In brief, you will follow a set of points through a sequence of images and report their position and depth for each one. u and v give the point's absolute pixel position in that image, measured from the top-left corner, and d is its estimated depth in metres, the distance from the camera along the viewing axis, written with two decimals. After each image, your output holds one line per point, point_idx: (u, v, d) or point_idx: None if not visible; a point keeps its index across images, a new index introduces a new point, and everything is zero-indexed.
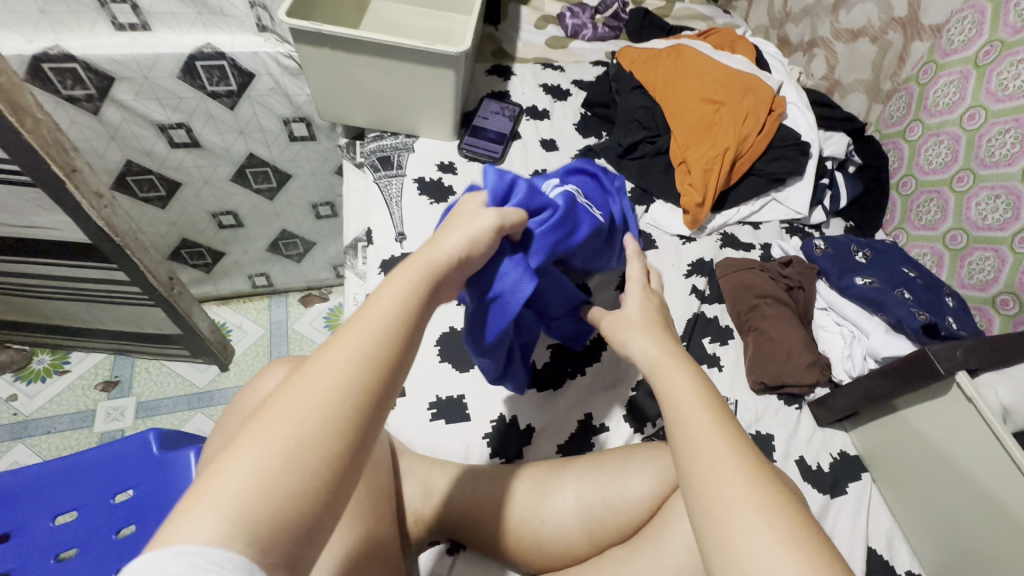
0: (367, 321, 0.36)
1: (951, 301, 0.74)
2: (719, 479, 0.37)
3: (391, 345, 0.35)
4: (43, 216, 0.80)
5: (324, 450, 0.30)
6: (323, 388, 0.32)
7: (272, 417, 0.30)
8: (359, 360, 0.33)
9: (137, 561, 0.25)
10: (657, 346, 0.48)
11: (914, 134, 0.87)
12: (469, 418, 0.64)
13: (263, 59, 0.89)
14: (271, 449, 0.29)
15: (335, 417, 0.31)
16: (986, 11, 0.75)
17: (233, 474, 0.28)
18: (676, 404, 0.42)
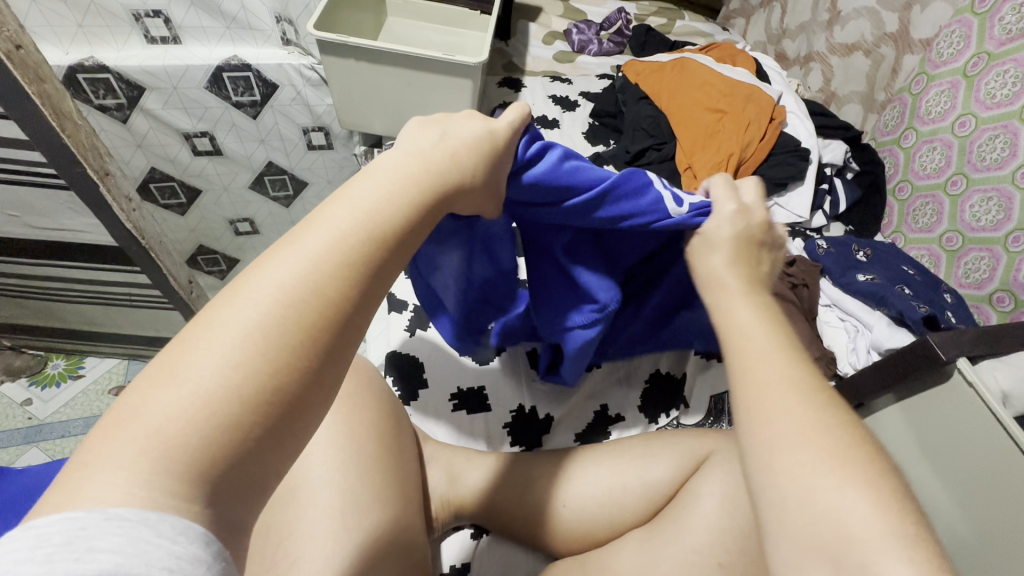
0: (331, 224, 0.29)
1: (949, 297, 0.77)
2: (761, 396, 0.33)
3: (364, 265, 0.29)
4: (74, 219, 0.83)
5: (285, 384, 0.25)
6: (274, 301, 0.26)
7: (214, 332, 0.25)
8: (322, 269, 0.28)
9: (50, 526, 0.19)
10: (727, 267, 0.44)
11: (908, 141, 0.92)
12: (490, 408, 0.67)
13: (287, 70, 0.93)
14: (219, 385, 0.24)
15: (294, 335, 0.26)
16: (973, 26, 0.80)
17: (168, 413, 0.23)
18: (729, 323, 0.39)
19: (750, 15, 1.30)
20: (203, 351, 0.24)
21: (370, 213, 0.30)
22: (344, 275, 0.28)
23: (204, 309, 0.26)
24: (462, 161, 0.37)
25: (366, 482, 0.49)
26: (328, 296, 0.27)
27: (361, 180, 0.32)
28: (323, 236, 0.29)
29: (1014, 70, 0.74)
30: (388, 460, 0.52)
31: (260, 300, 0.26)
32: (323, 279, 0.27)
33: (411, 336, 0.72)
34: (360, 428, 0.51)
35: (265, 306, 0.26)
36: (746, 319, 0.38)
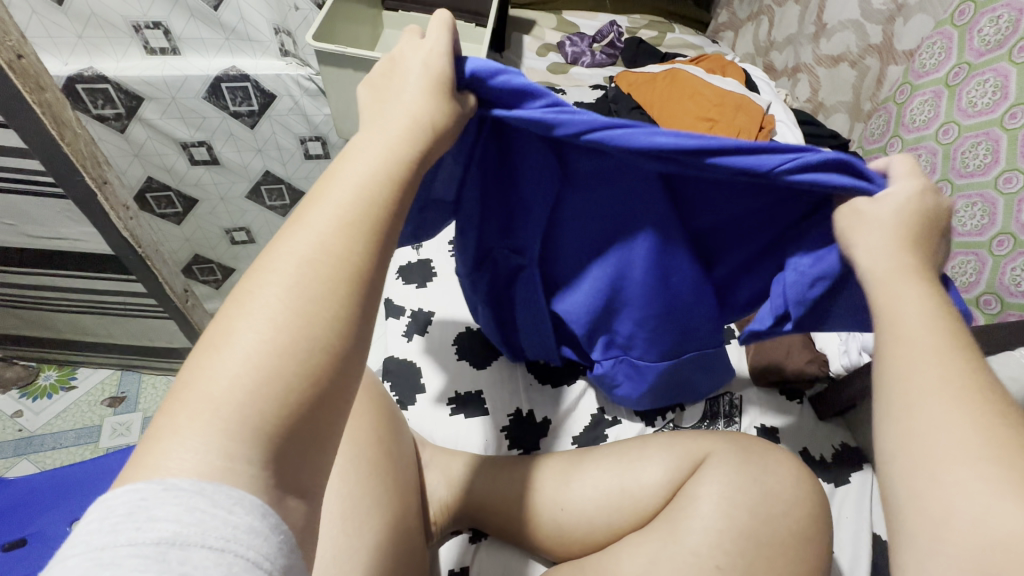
0: (340, 193, 0.33)
1: None
2: (923, 410, 0.34)
3: (375, 227, 0.33)
4: (70, 227, 0.83)
5: (315, 337, 0.30)
6: (297, 269, 0.31)
7: (254, 304, 0.30)
8: (339, 235, 0.32)
9: (125, 493, 0.25)
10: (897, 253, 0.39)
11: (894, 149, 0.94)
12: (487, 412, 0.67)
13: (285, 81, 0.94)
14: (266, 346, 0.29)
15: (328, 297, 0.31)
16: (953, 37, 0.83)
17: (225, 377, 0.28)
18: (895, 320, 0.38)
19: (739, 28, 1.33)
20: (246, 321, 0.29)
21: (365, 183, 0.34)
22: (353, 241, 0.32)
23: (237, 287, 0.31)
24: (423, 109, 0.38)
25: (366, 485, 0.49)
26: (339, 259, 0.32)
27: (355, 153, 0.36)
28: (325, 211, 0.33)
29: (994, 79, 0.76)
30: (385, 462, 0.52)
31: (281, 276, 0.31)
32: (336, 246, 0.32)
33: (408, 341, 0.72)
34: (359, 431, 0.52)
35: (289, 276, 0.31)
36: (905, 314, 0.38)
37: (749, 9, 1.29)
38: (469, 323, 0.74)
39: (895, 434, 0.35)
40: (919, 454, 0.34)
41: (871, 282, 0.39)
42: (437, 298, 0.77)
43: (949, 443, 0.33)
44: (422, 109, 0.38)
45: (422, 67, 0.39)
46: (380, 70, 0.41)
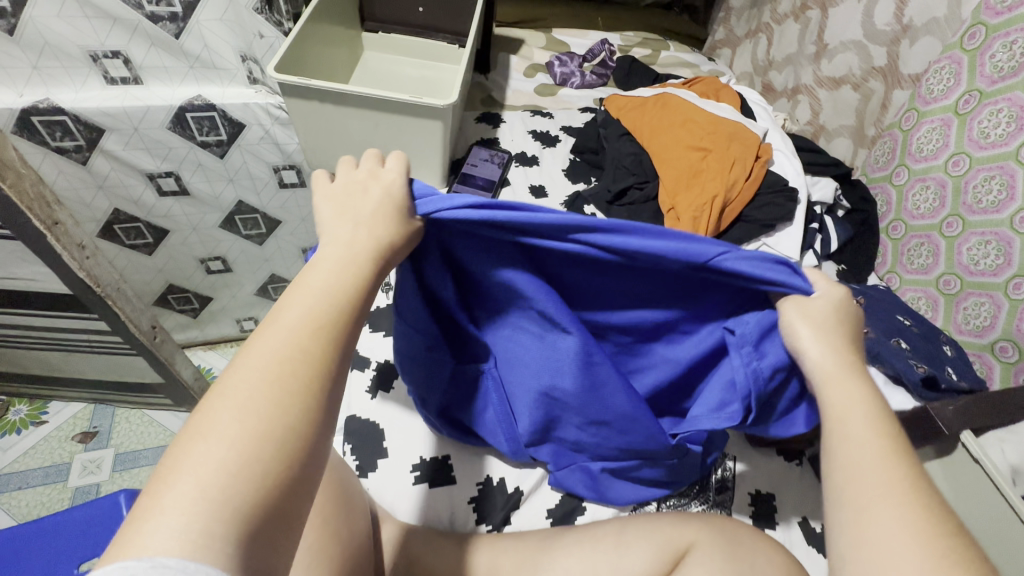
0: (306, 303, 0.35)
1: (949, 350, 0.67)
2: (870, 511, 0.37)
3: (342, 329, 0.35)
4: (24, 267, 0.78)
5: (293, 416, 0.31)
6: (258, 380, 0.31)
7: (213, 417, 0.30)
8: (295, 343, 0.33)
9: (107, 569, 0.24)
10: (835, 351, 0.43)
11: (900, 179, 0.88)
12: (454, 480, 0.62)
13: (254, 110, 0.89)
14: (243, 426, 0.29)
15: (289, 400, 0.31)
16: (963, 62, 0.77)
17: (204, 457, 0.28)
18: (842, 415, 0.41)
19: (737, 45, 1.27)
20: (217, 404, 0.30)
21: (330, 291, 0.36)
22: (320, 342, 0.34)
23: (198, 406, 0.31)
24: (381, 231, 0.41)
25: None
26: (313, 341, 0.34)
27: (321, 266, 0.38)
28: (294, 309, 0.35)
29: (1008, 109, 0.70)
30: (338, 557, 0.46)
31: (249, 382, 0.31)
32: (302, 347, 0.33)
33: (372, 399, 0.66)
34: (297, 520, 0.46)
35: (267, 361, 0.32)
36: (850, 404, 0.42)
37: (748, 26, 1.23)
38: None
39: (848, 537, 0.37)
40: (870, 556, 0.36)
41: (823, 375, 0.43)
42: None
43: (891, 546, 0.35)
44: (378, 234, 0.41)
45: (382, 192, 0.43)
46: (336, 185, 0.43)
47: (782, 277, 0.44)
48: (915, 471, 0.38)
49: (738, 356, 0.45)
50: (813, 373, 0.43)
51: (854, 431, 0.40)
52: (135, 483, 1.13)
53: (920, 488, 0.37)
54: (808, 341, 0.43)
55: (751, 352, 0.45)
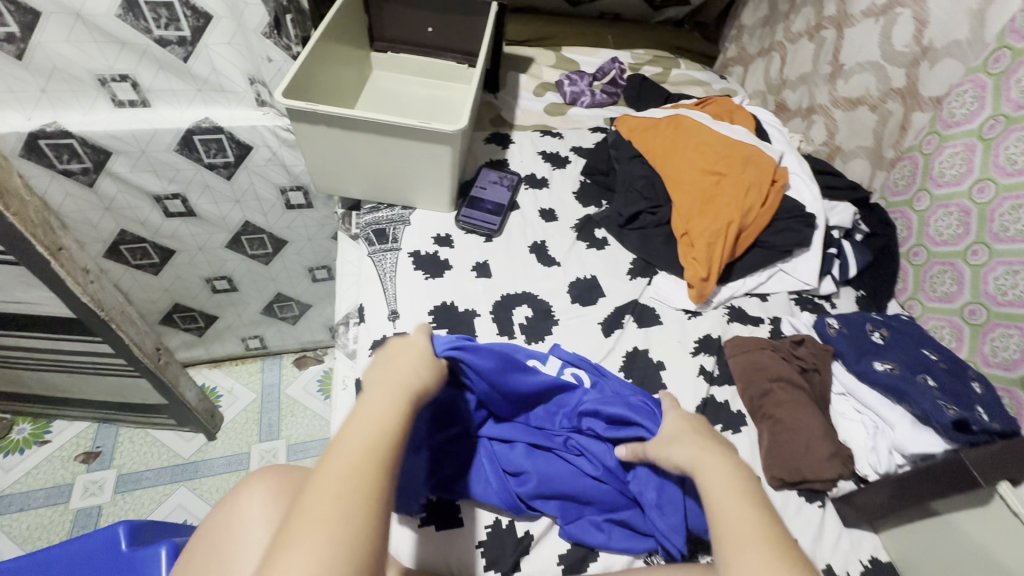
0: (363, 427, 0.42)
1: (979, 388, 0.64)
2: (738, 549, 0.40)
3: (392, 447, 0.41)
4: (27, 291, 0.77)
5: (361, 511, 0.36)
6: (331, 498, 0.36)
7: (296, 536, 0.34)
8: (359, 461, 0.39)
9: None
10: (694, 444, 0.51)
11: (921, 204, 0.85)
12: (462, 523, 0.58)
13: (261, 132, 0.89)
14: (324, 519, 0.35)
15: (356, 515, 0.36)
16: (987, 86, 0.75)
17: (298, 552, 0.33)
18: (710, 491, 0.46)
19: (749, 63, 1.26)
20: (298, 518, 0.35)
21: (381, 416, 0.43)
22: (377, 458, 0.40)
23: (281, 526, 0.35)
24: (413, 373, 0.50)
25: None
26: (372, 447, 0.40)
27: (373, 397, 0.45)
28: (354, 432, 0.41)
29: None
30: None
31: (324, 499, 0.36)
32: (362, 464, 0.39)
33: None
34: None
35: (335, 466, 0.38)
36: (715, 479, 0.46)
37: (761, 44, 1.22)
38: None
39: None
40: None
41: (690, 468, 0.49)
42: None
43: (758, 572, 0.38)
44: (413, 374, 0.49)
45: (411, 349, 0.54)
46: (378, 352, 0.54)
47: (636, 416, 0.59)
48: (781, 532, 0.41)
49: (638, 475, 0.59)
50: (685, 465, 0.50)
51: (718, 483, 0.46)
52: (137, 505, 1.11)
53: (777, 524, 0.42)
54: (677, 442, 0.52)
55: (659, 488, 0.57)
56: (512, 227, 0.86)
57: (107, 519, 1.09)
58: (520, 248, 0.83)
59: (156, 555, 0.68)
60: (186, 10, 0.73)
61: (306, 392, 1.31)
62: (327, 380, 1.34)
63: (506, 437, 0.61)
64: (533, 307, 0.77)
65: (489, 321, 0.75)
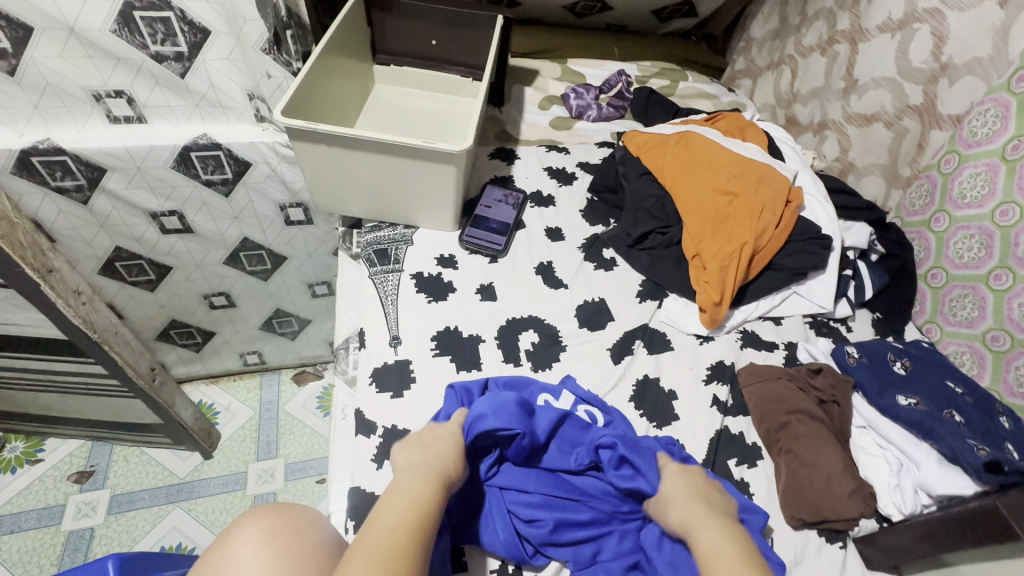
0: (402, 506, 0.46)
1: (1007, 423, 0.61)
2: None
3: (424, 528, 0.45)
4: (17, 314, 0.75)
5: None
6: (367, 572, 0.39)
7: None
8: (394, 538, 0.43)
9: None
10: (689, 506, 0.53)
11: (940, 225, 0.83)
12: (466, 568, 0.56)
13: (261, 148, 0.86)
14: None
15: None
16: (1011, 105, 0.72)
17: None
18: (711, 558, 0.47)
19: (758, 76, 1.23)
20: None
21: (418, 496, 0.47)
22: (411, 538, 0.43)
23: None
24: (449, 455, 0.54)
25: None
26: (407, 530, 0.44)
27: (410, 478, 0.50)
28: (392, 511, 0.45)
29: None
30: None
31: (358, 571, 0.39)
32: (397, 542, 0.43)
33: (378, 469, 0.61)
34: None
35: (373, 545, 0.42)
36: (715, 543, 0.48)
37: (770, 57, 1.20)
38: None
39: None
40: None
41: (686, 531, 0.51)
42: (414, 413, 0.65)
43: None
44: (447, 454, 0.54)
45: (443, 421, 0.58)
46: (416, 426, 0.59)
47: (646, 469, 0.57)
48: None
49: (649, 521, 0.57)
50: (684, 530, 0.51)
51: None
52: (130, 527, 1.08)
53: None
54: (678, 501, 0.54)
55: (669, 545, 0.55)
56: (518, 248, 0.84)
57: (100, 541, 1.06)
58: (525, 269, 0.81)
59: None
60: (182, 26, 0.70)
61: (305, 409, 1.29)
62: (327, 396, 1.32)
63: (517, 483, 0.58)
64: (539, 332, 0.74)
65: (494, 347, 0.72)
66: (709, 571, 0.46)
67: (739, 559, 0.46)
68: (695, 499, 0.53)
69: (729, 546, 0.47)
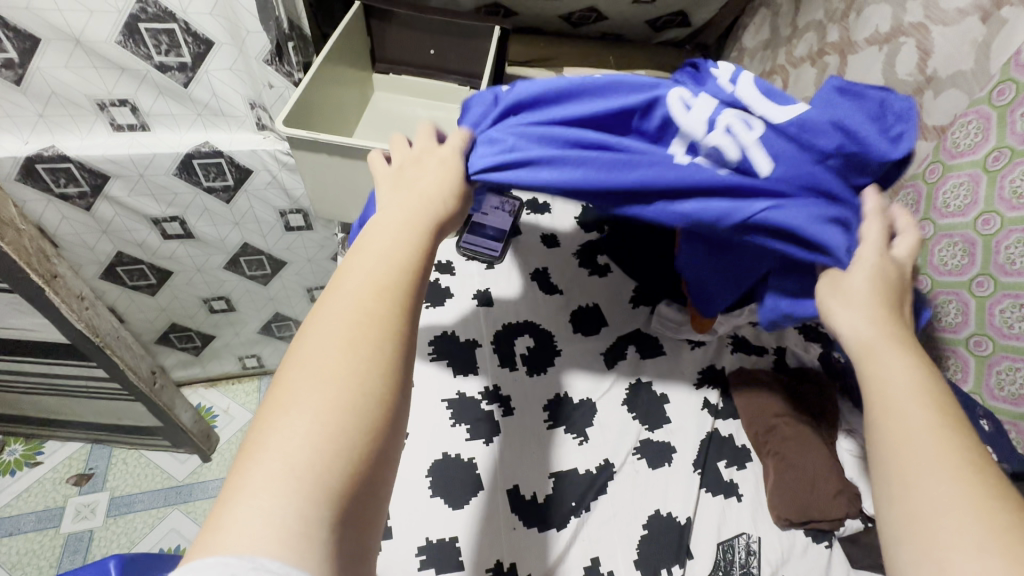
0: (369, 266, 0.41)
1: (986, 425, 0.63)
2: (920, 485, 0.39)
3: (405, 283, 0.41)
4: (21, 319, 0.76)
5: (374, 351, 0.37)
6: (339, 336, 0.37)
7: (304, 373, 0.36)
8: (362, 303, 0.39)
9: (200, 560, 0.28)
10: (872, 325, 0.46)
11: (925, 233, 0.85)
12: (462, 566, 0.56)
13: (261, 156, 0.88)
14: (324, 393, 0.34)
15: (369, 358, 0.37)
16: (991, 118, 0.75)
17: (294, 423, 0.33)
18: (883, 387, 0.44)
19: None
20: (303, 365, 0.36)
21: (387, 256, 0.42)
22: (386, 299, 0.40)
23: (283, 371, 0.37)
24: (432, 200, 0.48)
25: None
26: (382, 285, 0.40)
27: (377, 234, 0.44)
28: (357, 277, 0.41)
29: None
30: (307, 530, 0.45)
31: (330, 343, 0.37)
32: (367, 305, 0.39)
33: None
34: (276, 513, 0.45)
35: (345, 309, 0.39)
36: (899, 376, 0.44)
37: (762, 66, 1.22)
38: (446, 448, 0.63)
39: (895, 509, 0.39)
40: (914, 504, 0.38)
41: (858, 350, 0.47)
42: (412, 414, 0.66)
43: (947, 525, 0.36)
44: (432, 203, 0.47)
45: (440, 164, 0.51)
46: (388, 178, 0.51)
47: (812, 222, 0.48)
48: (970, 445, 0.40)
49: (768, 199, 0.48)
50: (862, 351, 0.46)
51: (915, 426, 0.41)
52: (130, 530, 1.09)
53: (962, 435, 0.41)
54: (851, 306, 0.48)
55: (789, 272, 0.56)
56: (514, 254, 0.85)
57: (99, 543, 1.07)
58: (521, 275, 0.82)
59: None
60: (186, 37, 0.72)
61: None
62: None
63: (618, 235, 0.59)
64: (535, 336, 0.76)
65: (490, 351, 0.73)
66: (879, 394, 0.44)
67: (928, 401, 0.42)
68: (886, 320, 0.47)
69: (919, 387, 0.43)
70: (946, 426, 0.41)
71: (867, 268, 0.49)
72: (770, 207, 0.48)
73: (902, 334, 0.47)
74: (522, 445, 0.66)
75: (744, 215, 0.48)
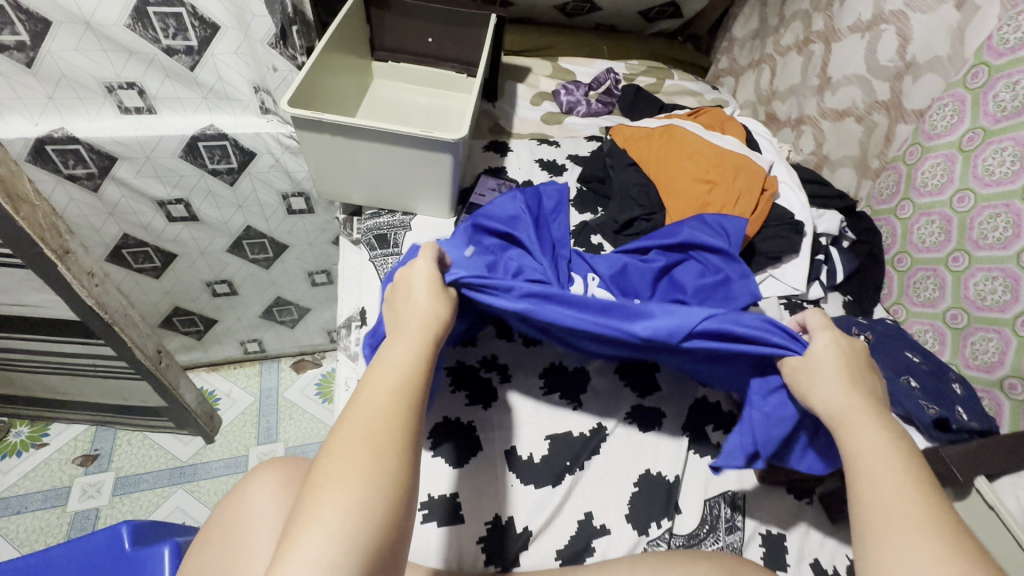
0: (385, 369, 0.46)
1: (958, 388, 0.67)
2: (892, 544, 0.42)
3: (416, 383, 0.46)
4: (33, 295, 0.79)
5: (392, 445, 0.41)
6: (360, 433, 0.41)
7: (331, 469, 0.39)
8: (380, 403, 0.43)
9: None
10: (845, 398, 0.51)
11: (905, 213, 0.89)
12: (463, 519, 0.59)
13: (264, 139, 0.90)
14: (353, 474, 0.39)
15: (385, 450, 0.40)
16: (966, 100, 0.78)
17: (327, 504, 0.37)
18: (859, 453, 0.48)
19: (740, 74, 1.29)
20: (330, 460, 0.40)
21: (400, 362, 0.47)
22: (399, 396, 0.44)
23: (313, 467, 0.40)
24: (430, 309, 0.53)
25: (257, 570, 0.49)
26: (396, 386, 0.45)
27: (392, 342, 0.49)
28: (375, 379, 0.45)
29: (1012, 147, 0.72)
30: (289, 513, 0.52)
31: (354, 436, 0.41)
32: (384, 402, 0.43)
33: None
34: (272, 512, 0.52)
35: (364, 409, 0.43)
36: (874, 442, 0.47)
37: (751, 56, 1.25)
38: (447, 413, 0.67)
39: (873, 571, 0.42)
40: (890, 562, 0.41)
41: (834, 423, 0.50)
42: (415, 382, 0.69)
43: None
44: (431, 312, 0.53)
45: (423, 278, 0.56)
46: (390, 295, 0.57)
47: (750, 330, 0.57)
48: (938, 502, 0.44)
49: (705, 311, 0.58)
50: (835, 421, 0.50)
51: (886, 488, 0.45)
52: (135, 507, 1.12)
53: (932, 496, 0.44)
54: (822, 384, 0.52)
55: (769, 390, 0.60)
56: None
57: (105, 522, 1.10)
58: None
59: (161, 553, 0.69)
60: (193, 21, 0.74)
61: (304, 395, 1.32)
62: (326, 383, 1.36)
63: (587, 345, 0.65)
64: None
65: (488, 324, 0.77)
66: (856, 462, 0.47)
67: (897, 463, 0.46)
68: (853, 392, 0.51)
69: (890, 453, 0.47)
70: (914, 489, 0.44)
71: (826, 356, 0.54)
72: (707, 316, 0.57)
73: (870, 401, 0.51)
74: (519, 410, 0.69)
75: (688, 324, 0.57)
